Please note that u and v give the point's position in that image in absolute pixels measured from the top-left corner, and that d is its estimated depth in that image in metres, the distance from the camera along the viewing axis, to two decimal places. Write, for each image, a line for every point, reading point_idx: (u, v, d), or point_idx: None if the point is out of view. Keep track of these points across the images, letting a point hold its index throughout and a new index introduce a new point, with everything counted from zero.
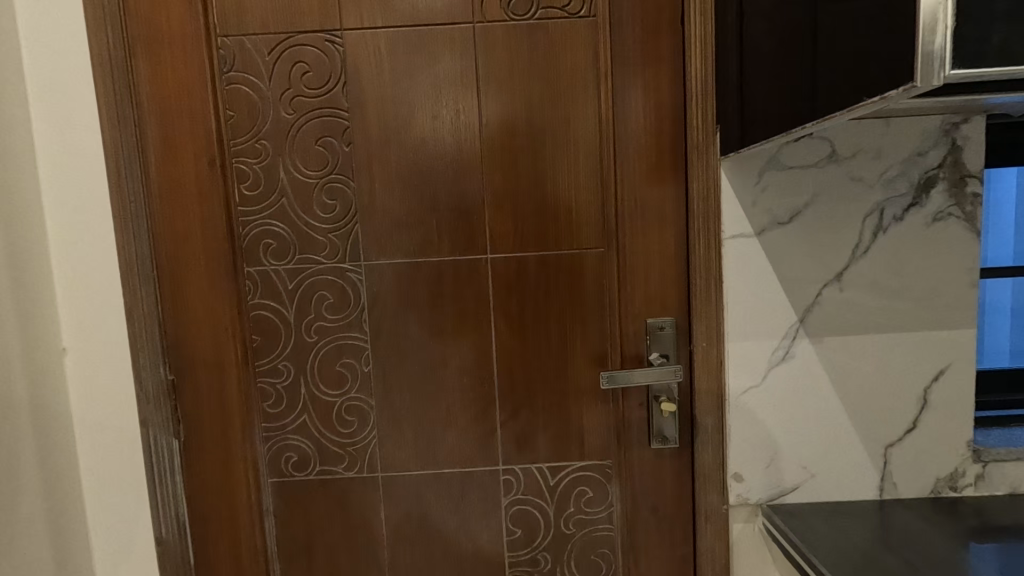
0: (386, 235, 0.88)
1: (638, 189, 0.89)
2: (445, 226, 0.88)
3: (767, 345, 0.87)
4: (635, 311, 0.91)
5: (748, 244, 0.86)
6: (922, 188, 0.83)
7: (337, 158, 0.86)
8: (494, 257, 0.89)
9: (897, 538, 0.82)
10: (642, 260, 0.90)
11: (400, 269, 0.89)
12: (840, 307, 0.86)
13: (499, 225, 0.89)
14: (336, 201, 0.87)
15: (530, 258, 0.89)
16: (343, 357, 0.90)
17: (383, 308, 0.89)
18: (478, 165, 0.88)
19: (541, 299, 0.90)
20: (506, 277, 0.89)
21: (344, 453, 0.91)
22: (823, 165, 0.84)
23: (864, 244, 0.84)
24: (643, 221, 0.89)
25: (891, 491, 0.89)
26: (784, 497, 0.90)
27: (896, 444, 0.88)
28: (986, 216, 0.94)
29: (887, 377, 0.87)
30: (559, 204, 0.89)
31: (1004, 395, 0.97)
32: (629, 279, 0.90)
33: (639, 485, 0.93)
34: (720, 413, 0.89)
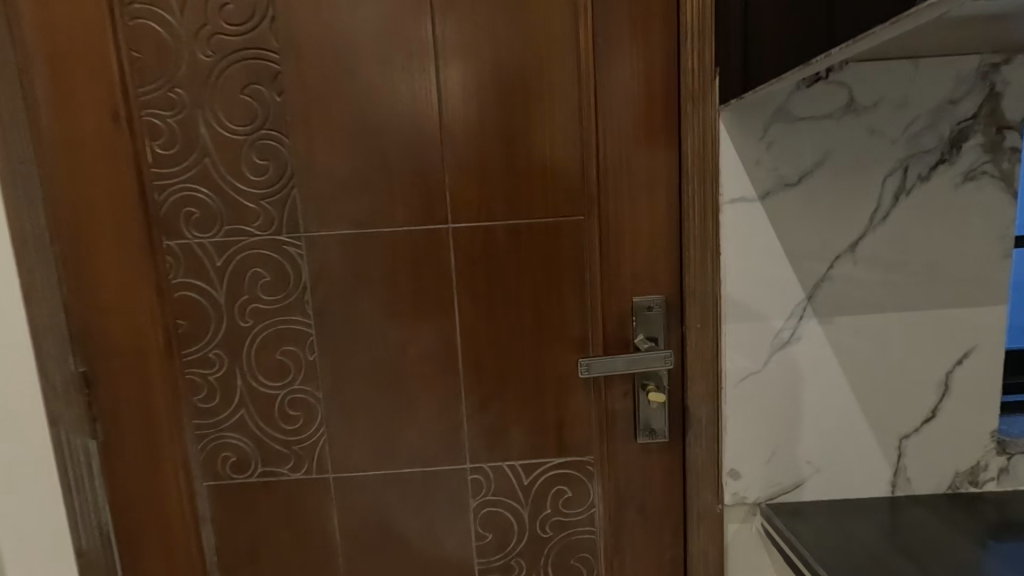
0: (331, 202, 0.75)
1: (623, 147, 0.77)
2: (399, 190, 0.76)
3: (770, 326, 0.76)
4: (620, 288, 0.79)
5: (751, 210, 0.74)
6: (953, 143, 0.71)
7: (267, 109, 0.73)
8: (457, 226, 0.77)
9: (912, 542, 0.73)
10: (628, 229, 0.78)
11: (348, 241, 0.76)
12: (853, 281, 0.75)
13: (463, 190, 0.76)
14: (268, 162, 0.74)
15: (499, 228, 0.77)
16: (284, 343, 0.78)
17: (328, 287, 0.77)
18: (436, 119, 0.75)
19: (512, 275, 0.78)
20: (471, 250, 0.77)
21: (289, 452, 0.80)
22: (838, 116, 0.72)
23: (884, 209, 0.73)
24: (630, 183, 0.77)
25: (904, 488, 0.79)
26: (786, 496, 0.80)
27: (911, 435, 0.78)
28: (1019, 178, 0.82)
29: (903, 360, 0.76)
30: (532, 163, 0.76)
31: None
32: (613, 252, 0.78)
33: (624, 483, 0.83)
34: (715, 403, 0.79)
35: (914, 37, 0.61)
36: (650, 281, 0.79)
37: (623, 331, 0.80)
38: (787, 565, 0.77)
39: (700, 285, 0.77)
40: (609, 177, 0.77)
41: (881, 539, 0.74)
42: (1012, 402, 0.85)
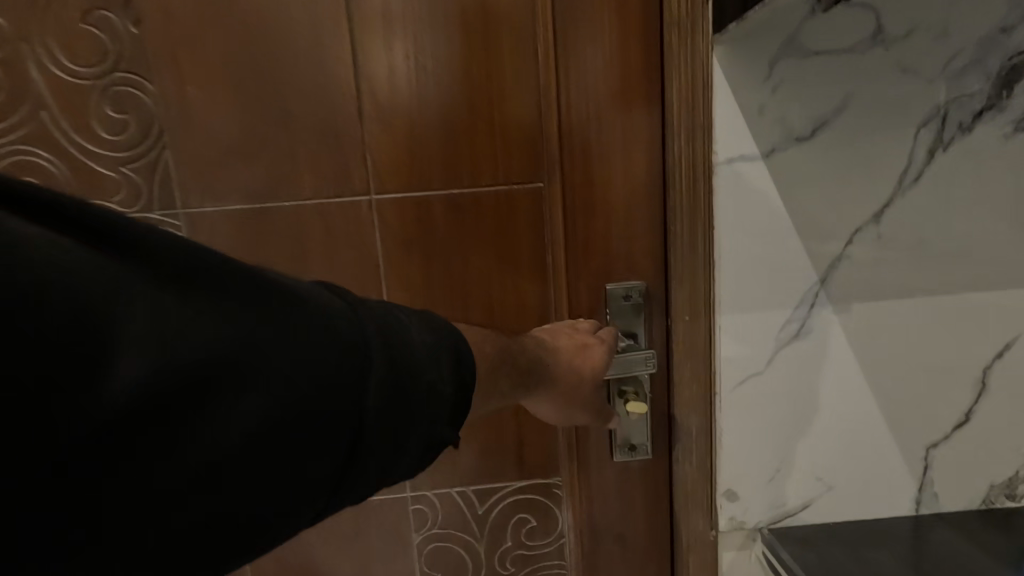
0: (218, 168, 0.58)
1: (590, 95, 0.61)
2: (307, 151, 0.59)
3: (774, 316, 0.62)
4: (591, 273, 0.64)
5: (751, 171, 0.59)
6: (1005, 82, 0.56)
7: (119, 43, 0.55)
8: (383, 198, 0.61)
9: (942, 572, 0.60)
10: (599, 199, 0.62)
11: (243, 219, 0.60)
12: (877, 259, 0.61)
13: (388, 150, 0.60)
14: (128, 116, 0.57)
15: (436, 199, 0.61)
16: None
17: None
18: (350, 57, 0.58)
19: (455, 259, 0.63)
20: (402, 228, 0.61)
21: None
22: (860, 50, 0.56)
23: (915, 168, 0.59)
24: (600, 141, 0.61)
25: (930, 505, 0.66)
26: (791, 519, 0.67)
27: (940, 443, 0.65)
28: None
29: (934, 355, 0.63)
30: (478, 116, 0.60)
31: None
32: (581, 228, 0.63)
33: (599, 509, 0.69)
34: (707, 411, 0.65)
35: None
36: (627, 263, 0.64)
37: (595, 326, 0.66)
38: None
39: (689, 267, 0.62)
40: (575, 133, 0.61)
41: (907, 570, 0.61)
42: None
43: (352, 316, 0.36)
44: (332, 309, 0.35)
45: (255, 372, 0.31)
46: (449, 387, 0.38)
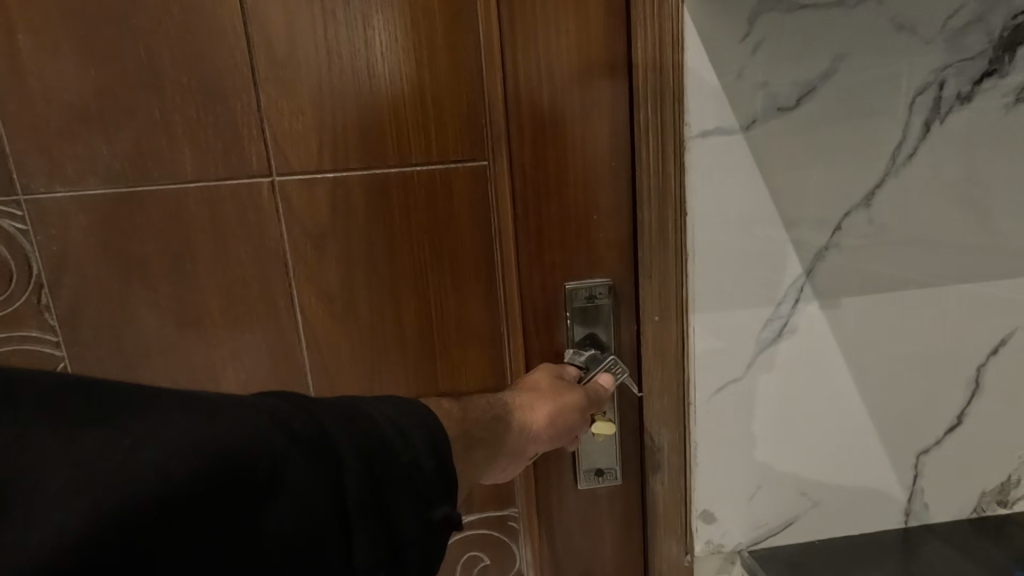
0: (67, 139, 0.54)
1: (538, 57, 0.52)
2: (194, 126, 0.55)
3: (755, 315, 0.54)
4: (541, 268, 0.56)
5: (728, 149, 0.51)
6: (1005, 45, 0.50)
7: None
8: (285, 178, 0.55)
9: None
10: (550, 181, 0.54)
11: (98, 206, 0.56)
12: (867, 249, 0.53)
13: (294, 126, 0.54)
14: None
15: (356, 178, 0.55)
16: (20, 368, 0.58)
17: (72, 283, 0.57)
18: (242, 22, 0.52)
19: (380, 249, 0.56)
20: (309, 217, 0.56)
21: None
22: (852, 2, 0.48)
23: (910, 144, 0.51)
24: (554, 111, 0.52)
25: (920, 516, 0.61)
26: (774, 540, 0.59)
27: (931, 449, 0.59)
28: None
29: (925, 355, 0.56)
30: (396, 87, 0.54)
31: None
32: (531, 214, 0.54)
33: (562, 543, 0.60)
34: (678, 424, 0.57)
35: None
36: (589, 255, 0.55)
37: (551, 330, 0.57)
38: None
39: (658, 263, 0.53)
40: (522, 102, 0.52)
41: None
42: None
43: (323, 417, 0.33)
44: (283, 422, 0.30)
45: (195, 530, 0.26)
46: (429, 483, 0.35)
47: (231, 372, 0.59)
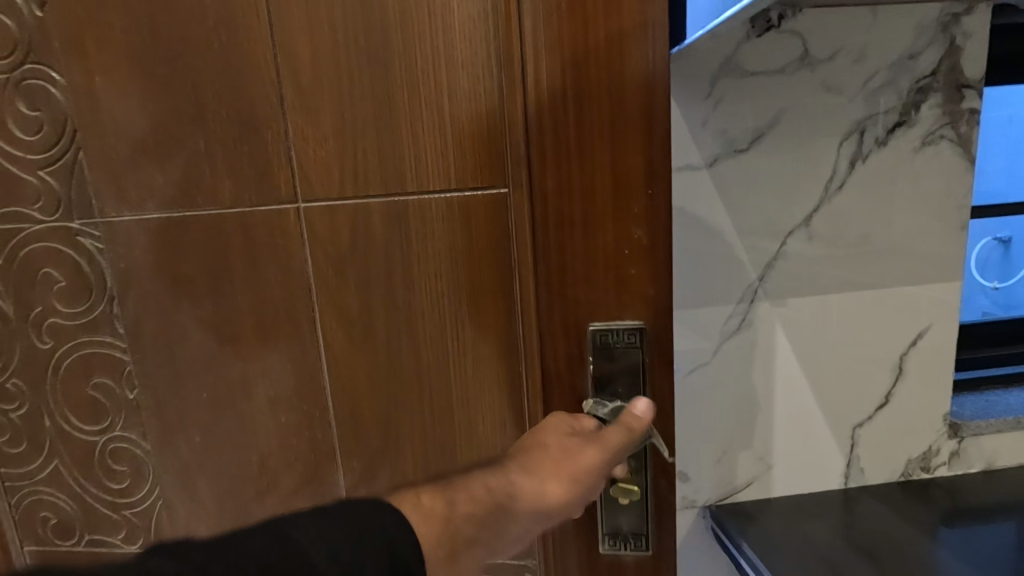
0: (128, 167, 0.63)
1: (563, 96, 0.53)
2: (232, 159, 0.63)
3: (719, 312, 0.66)
4: (554, 294, 0.58)
5: (693, 179, 0.63)
6: (912, 103, 0.63)
7: (31, 35, 0.61)
8: (311, 204, 0.63)
9: (866, 535, 0.66)
10: (574, 211, 0.56)
11: (157, 228, 0.64)
12: (808, 260, 0.66)
13: (320, 156, 0.62)
14: (40, 113, 0.63)
15: (377, 205, 0.63)
16: (94, 374, 0.70)
17: (137, 294, 0.66)
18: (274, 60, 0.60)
19: (396, 269, 0.64)
20: (328, 238, 0.64)
21: (118, 517, 0.74)
22: (790, 69, 0.61)
23: (839, 178, 0.64)
24: (581, 146, 0.54)
25: (857, 479, 0.73)
26: (738, 497, 0.72)
27: (865, 423, 0.71)
28: (980, 147, 0.76)
29: (858, 345, 0.69)
30: (410, 127, 0.61)
31: (993, 351, 0.81)
32: (556, 247, 0.57)
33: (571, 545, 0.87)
34: None
35: None
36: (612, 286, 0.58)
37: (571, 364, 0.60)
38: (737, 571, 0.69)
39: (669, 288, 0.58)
40: (540, 141, 0.55)
41: (839, 542, 0.65)
42: (966, 378, 0.81)
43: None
44: None
45: None
46: None
47: (262, 388, 0.68)
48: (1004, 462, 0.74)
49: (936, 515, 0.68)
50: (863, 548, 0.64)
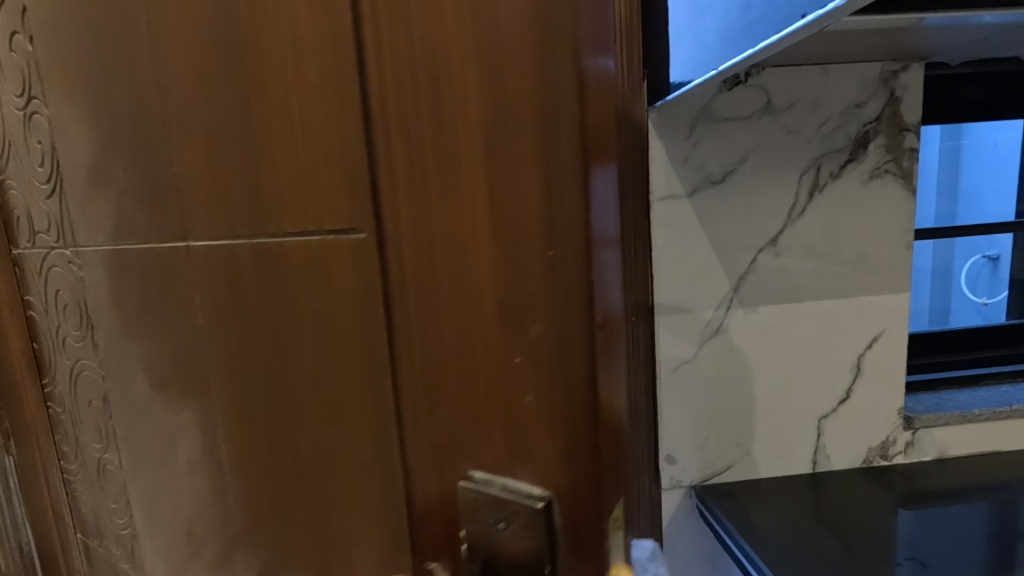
0: (83, 204, 0.48)
1: (420, 86, 0.32)
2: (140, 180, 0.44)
3: (699, 317, 0.80)
4: (423, 400, 0.37)
5: (677, 207, 0.78)
6: (860, 142, 0.77)
7: (29, 69, 0.48)
8: (198, 246, 0.43)
9: (835, 517, 0.76)
10: (432, 272, 0.35)
11: (108, 258, 0.48)
12: (775, 274, 0.80)
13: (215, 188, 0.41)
14: (43, 144, 0.50)
15: (246, 251, 0.41)
16: (89, 397, 0.55)
17: (105, 328, 0.50)
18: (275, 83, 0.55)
19: (274, 350, 0.42)
20: (216, 291, 0.43)
21: (121, 549, 0.57)
22: (757, 117, 0.76)
23: (800, 206, 0.78)
24: (439, 165, 0.33)
25: (824, 464, 0.86)
26: (717, 479, 0.85)
27: (830, 415, 0.84)
28: (920, 174, 0.97)
29: (822, 347, 0.82)
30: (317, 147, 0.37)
31: (924, 358, 1.00)
32: (415, 328, 0.36)
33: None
34: (651, 394, 0.82)
35: (810, 46, 0.66)
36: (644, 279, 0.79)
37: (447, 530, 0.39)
38: (720, 544, 0.81)
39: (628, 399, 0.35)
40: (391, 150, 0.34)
41: (808, 519, 0.77)
42: (916, 381, 0.96)
43: None
44: None
45: None
46: None
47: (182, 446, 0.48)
48: (953, 452, 0.87)
49: (898, 499, 0.79)
50: (828, 524, 0.76)
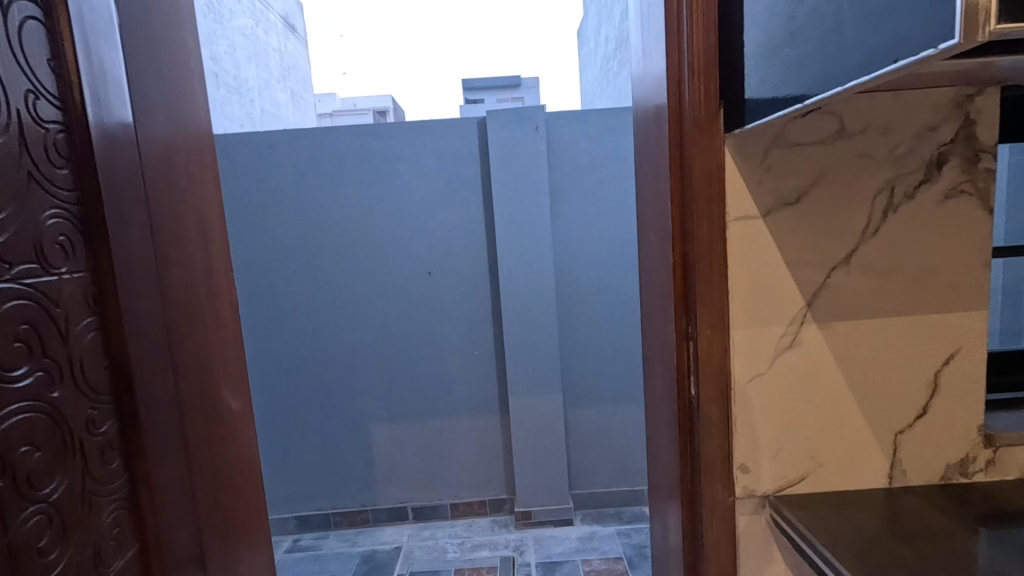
0: None
1: None
2: None
3: (774, 331, 0.84)
4: None
5: (752, 225, 0.82)
6: (934, 165, 0.80)
7: None
8: None
9: (911, 531, 0.78)
10: None
11: None
12: (848, 290, 0.83)
13: None
14: None
15: None
16: None
17: None
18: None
19: None
20: None
21: None
22: (829, 142, 0.80)
23: (874, 225, 0.81)
24: None
25: (901, 479, 0.86)
26: (790, 489, 0.87)
27: (906, 430, 0.85)
28: None
29: (897, 363, 0.84)
30: None
31: (1000, 378, 1.00)
32: None
33: (655, 516, 1.17)
34: (727, 405, 0.85)
35: None
36: (720, 295, 0.83)
37: None
38: (794, 551, 0.83)
39: None
40: None
41: (883, 531, 0.79)
42: (996, 401, 0.96)
43: None
44: None
45: None
46: None
47: None
48: None
49: (979, 517, 0.79)
50: (903, 539, 0.77)
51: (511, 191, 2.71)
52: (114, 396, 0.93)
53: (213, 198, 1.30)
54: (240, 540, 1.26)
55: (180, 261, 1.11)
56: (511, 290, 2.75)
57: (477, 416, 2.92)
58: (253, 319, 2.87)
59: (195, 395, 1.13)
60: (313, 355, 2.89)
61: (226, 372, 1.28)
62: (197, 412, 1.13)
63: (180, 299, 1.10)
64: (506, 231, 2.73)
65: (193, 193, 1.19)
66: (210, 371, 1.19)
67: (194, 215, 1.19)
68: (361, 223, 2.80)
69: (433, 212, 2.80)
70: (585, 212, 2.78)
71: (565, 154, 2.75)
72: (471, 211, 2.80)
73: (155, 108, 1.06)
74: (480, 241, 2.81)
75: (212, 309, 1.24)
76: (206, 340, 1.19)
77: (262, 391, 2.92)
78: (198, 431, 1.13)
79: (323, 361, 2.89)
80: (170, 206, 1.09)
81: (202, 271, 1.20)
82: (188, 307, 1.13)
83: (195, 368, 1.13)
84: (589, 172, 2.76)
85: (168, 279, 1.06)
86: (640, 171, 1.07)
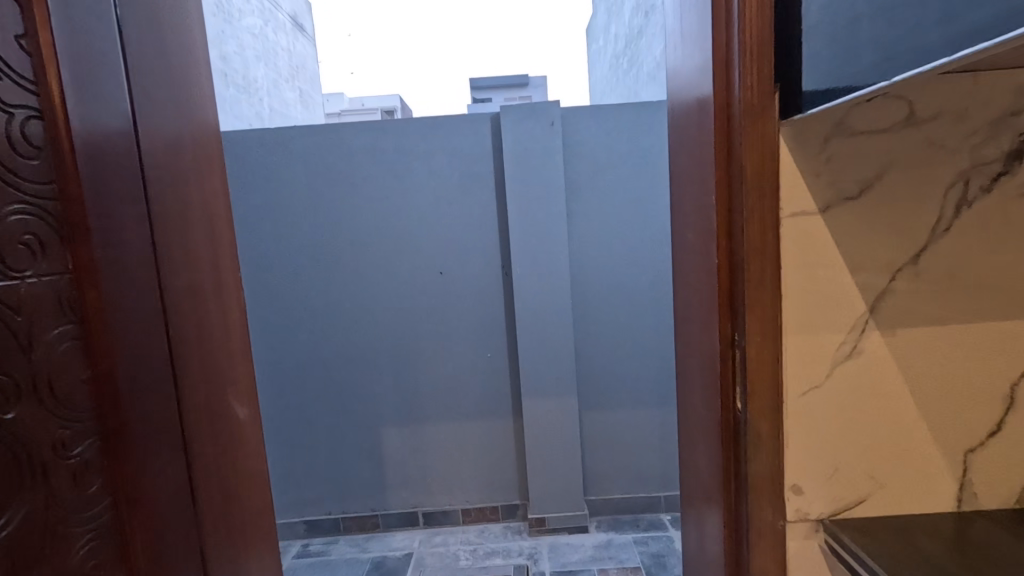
0: None
1: None
2: None
3: (833, 338, 0.76)
4: None
5: (810, 222, 0.74)
6: (1014, 156, 0.72)
7: None
8: None
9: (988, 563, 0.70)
10: None
11: None
12: (915, 293, 0.75)
13: None
14: None
15: None
16: None
17: None
18: None
19: None
20: None
21: None
22: (897, 129, 0.72)
23: (946, 220, 0.73)
24: None
25: (971, 502, 0.78)
26: (847, 512, 0.79)
27: (978, 449, 0.77)
28: None
29: (969, 374, 0.76)
30: None
31: None
32: None
33: (688, 534, 1.10)
34: (779, 420, 0.77)
35: None
36: (772, 300, 0.75)
37: None
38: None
39: None
40: None
41: (957, 562, 0.71)
42: None
43: None
44: None
45: None
46: None
47: None
48: None
49: None
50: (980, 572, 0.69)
51: (525, 189, 2.64)
52: (98, 411, 0.85)
53: (219, 194, 1.24)
54: (248, 555, 1.20)
55: (184, 262, 1.05)
56: (524, 291, 2.68)
57: (489, 420, 2.85)
58: (262, 319, 2.82)
59: (200, 403, 1.06)
60: (322, 356, 2.83)
61: (234, 378, 1.22)
62: (202, 421, 1.06)
63: (185, 301, 1.04)
64: (520, 231, 2.66)
65: (198, 189, 1.12)
66: (216, 378, 1.13)
67: (200, 211, 1.13)
68: (371, 222, 2.74)
69: (445, 210, 2.73)
70: (601, 211, 2.70)
71: (580, 151, 2.68)
72: (484, 210, 2.73)
73: (158, 99, 0.99)
74: (492, 240, 2.74)
75: (219, 311, 1.18)
76: (212, 345, 1.12)
77: (270, 393, 2.86)
78: (203, 441, 1.06)
79: (332, 363, 2.83)
80: (174, 202, 1.03)
81: (209, 272, 1.14)
82: (192, 310, 1.06)
83: (199, 375, 1.06)
84: (605, 169, 2.68)
85: (171, 281, 1.00)
86: (675, 164, 1.00)
